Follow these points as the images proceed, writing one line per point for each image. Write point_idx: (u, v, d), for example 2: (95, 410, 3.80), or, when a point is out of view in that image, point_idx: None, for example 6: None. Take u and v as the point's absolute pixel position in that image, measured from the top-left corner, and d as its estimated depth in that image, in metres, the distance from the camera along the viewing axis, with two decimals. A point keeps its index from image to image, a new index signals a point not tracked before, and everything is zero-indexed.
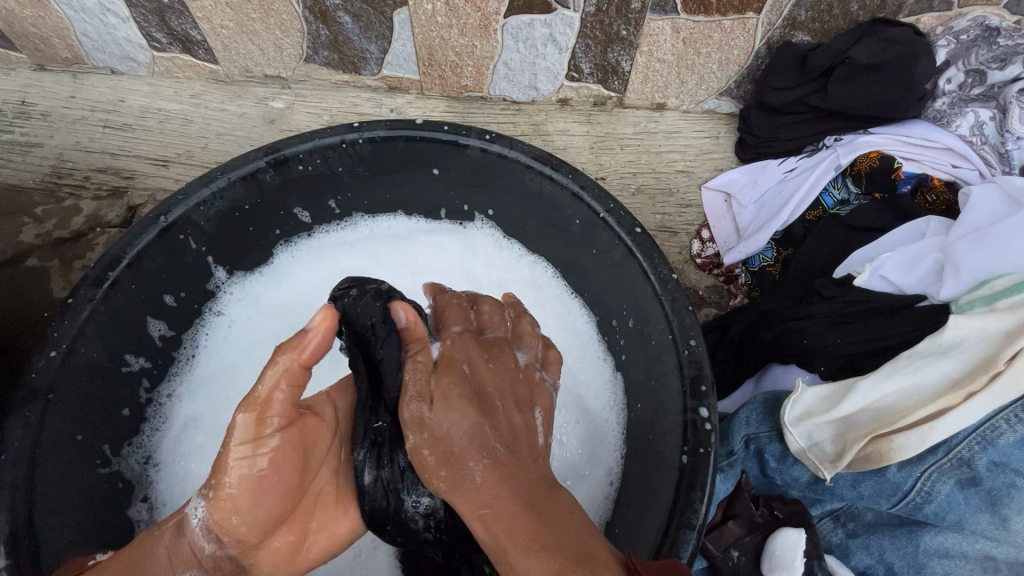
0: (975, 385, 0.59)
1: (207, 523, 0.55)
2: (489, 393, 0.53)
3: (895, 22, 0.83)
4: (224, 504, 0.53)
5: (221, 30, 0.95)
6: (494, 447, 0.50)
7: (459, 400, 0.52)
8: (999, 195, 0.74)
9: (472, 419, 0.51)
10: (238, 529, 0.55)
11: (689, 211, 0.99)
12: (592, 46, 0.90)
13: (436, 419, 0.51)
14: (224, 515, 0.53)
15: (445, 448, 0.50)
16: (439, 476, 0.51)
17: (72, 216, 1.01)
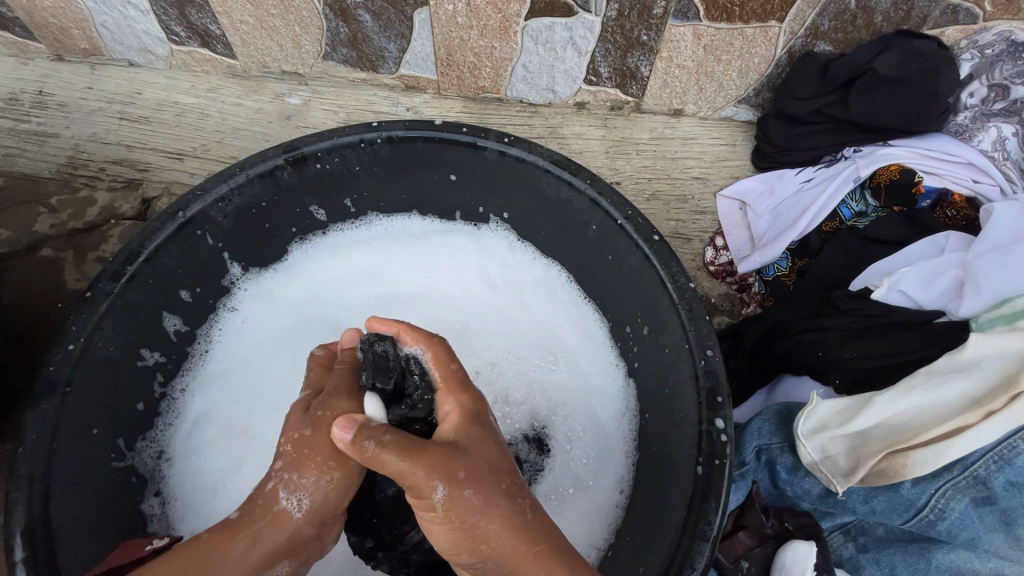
0: (995, 404, 0.59)
1: (312, 505, 0.56)
2: (505, 490, 0.51)
3: (920, 34, 0.81)
4: (335, 483, 0.57)
5: (240, 25, 0.95)
6: (528, 549, 0.48)
7: (460, 517, 0.49)
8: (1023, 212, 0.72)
9: (506, 527, 0.49)
10: (342, 502, 0.59)
11: (704, 219, 0.98)
12: (612, 51, 0.89)
13: (469, 472, 0.50)
14: (337, 494, 0.58)
15: (484, 489, 0.50)
16: (484, 525, 0.49)
17: (88, 207, 1.02)
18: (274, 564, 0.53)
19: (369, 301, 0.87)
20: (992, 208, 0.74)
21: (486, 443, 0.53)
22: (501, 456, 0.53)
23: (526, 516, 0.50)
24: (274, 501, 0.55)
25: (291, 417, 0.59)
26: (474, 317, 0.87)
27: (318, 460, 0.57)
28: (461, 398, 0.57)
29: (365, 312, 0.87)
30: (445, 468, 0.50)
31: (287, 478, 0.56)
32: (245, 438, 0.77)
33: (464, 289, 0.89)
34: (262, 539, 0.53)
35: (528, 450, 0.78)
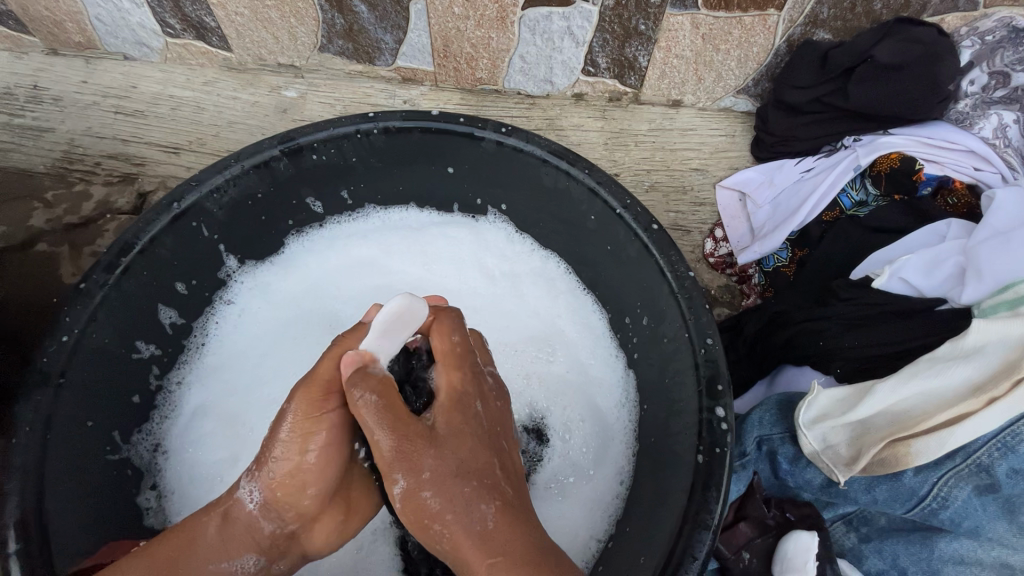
0: (999, 390, 0.58)
1: (263, 504, 0.56)
2: (467, 495, 0.50)
3: (920, 21, 0.81)
4: (281, 481, 0.55)
5: (235, 17, 0.95)
6: (481, 560, 0.48)
7: (420, 510, 0.51)
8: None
9: (462, 529, 0.50)
10: (301, 504, 0.56)
11: (704, 210, 0.98)
12: (610, 41, 0.89)
13: (434, 474, 0.50)
14: (288, 493, 0.55)
15: (447, 492, 0.50)
16: (440, 523, 0.50)
17: (83, 202, 1.01)
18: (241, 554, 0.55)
19: (366, 293, 0.87)
20: (994, 195, 0.74)
21: (459, 442, 0.52)
22: (473, 453, 0.52)
23: (484, 522, 0.50)
24: (235, 490, 0.57)
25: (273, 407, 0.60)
26: (472, 309, 0.87)
27: (270, 458, 0.55)
28: (453, 377, 0.55)
29: (362, 305, 0.86)
30: (409, 467, 0.50)
31: (248, 470, 0.57)
32: (242, 431, 0.76)
33: (462, 281, 0.88)
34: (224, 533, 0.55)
35: (528, 440, 0.77)
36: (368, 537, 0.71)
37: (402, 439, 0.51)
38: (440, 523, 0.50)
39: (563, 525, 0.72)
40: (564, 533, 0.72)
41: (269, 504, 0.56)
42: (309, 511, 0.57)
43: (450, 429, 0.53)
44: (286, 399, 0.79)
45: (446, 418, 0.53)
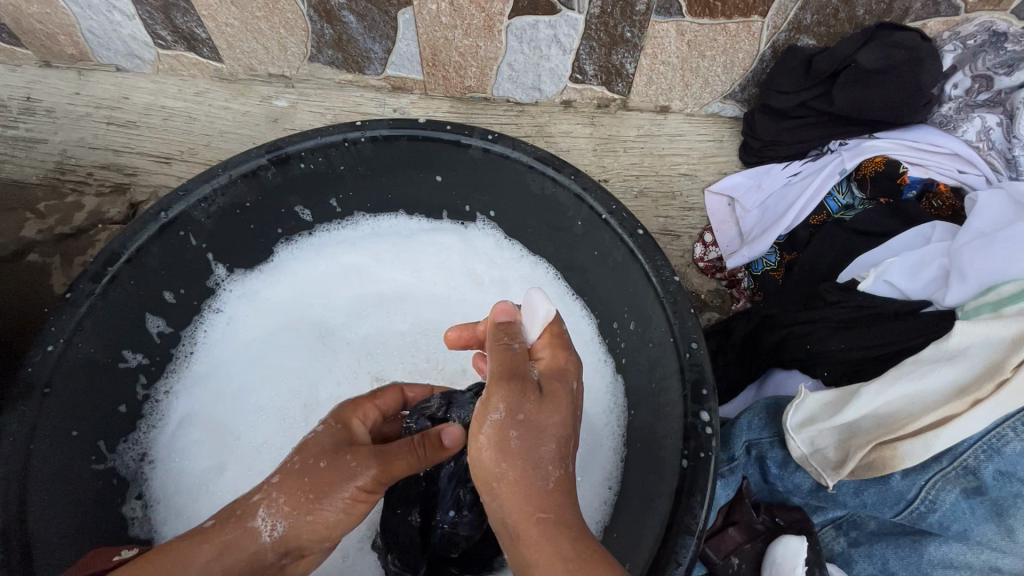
0: (983, 391, 0.58)
1: (280, 540, 0.51)
2: (542, 455, 0.50)
3: (902, 26, 0.81)
4: (313, 523, 0.51)
5: (225, 29, 0.96)
6: (535, 515, 0.48)
7: (498, 446, 0.50)
8: (1007, 201, 0.72)
9: (518, 485, 0.49)
10: (312, 547, 0.53)
11: (693, 215, 0.98)
12: (596, 48, 0.90)
13: (527, 418, 0.50)
14: (309, 537, 0.52)
15: (526, 444, 0.49)
16: (508, 465, 0.49)
17: (75, 212, 1.02)
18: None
19: (355, 300, 0.87)
20: (976, 198, 0.74)
21: (555, 409, 0.51)
22: (564, 423, 0.51)
23: (547, 484, 0.49)
24: (251, 516, 0.51)
25: (325, 442, 0.55)
26: (461, 315, 0.87)
27: (309, 494, 0.51)
28: (559, 355, 0.55)
29: (351, 313, 0.86)
30: (509, 402, 0.50)
31: (274, 498, 0.52)
32: (228, 440, 0.76)
33: (451, 287, 0.88)
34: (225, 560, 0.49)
35: None
36: (355, 545, 0.70)
37: (514, 378, 0.51)
38: (504, 472, 0.49)
39: None
40: None
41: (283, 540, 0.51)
42: (316, 553, 0.53)
43: (551, 387, 0.52)
44: (275, 406, 0.79)
45: (552, 380, 0.53)
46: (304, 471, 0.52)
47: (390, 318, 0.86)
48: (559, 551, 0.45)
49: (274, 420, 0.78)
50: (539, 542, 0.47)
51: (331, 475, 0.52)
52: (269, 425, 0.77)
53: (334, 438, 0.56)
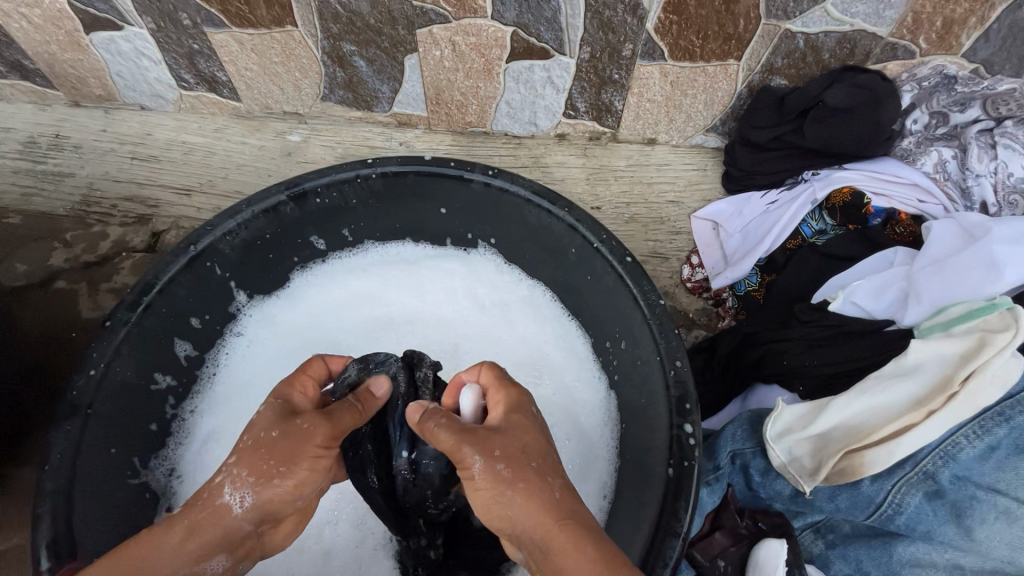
0: (936, 403, 0.63)
1: (253, 509, 0.54)
2: (536, 470, 0.52)
3: (864, 69, 0.89)
4: (278, 490, 0.55)
5: (245, 72, 1.04)
6: (553, 521, 0.49)
7: (496, 486, 0.51)
8: (957, 229, 0.78)
9: (528, 501, 0.50)
10: (286, 506, 0.57)
11: (680, 239, 1.05)
12: (587, 88, 0.98)
13: (505, 450, 0.52)
14: (281, 500, 0.56)
15: (517, 466, 0.52)
16: (513, 492, 0.51)
17: (100, 241, 1.09)
18: (212, 557, 0.53)
19: (366, 323, 0.93)
20: (929, 226, 0.80)
21: (525, 430, 0.56)
22: (536, 441, 0.55)
23: (551, 488, 0.52)
24: (218, 495, 0.54)
25: (265, 418, 0.58)
26: (463, 335, 0.93)
27: (273, 466, 0.55)
28: (506, 396, 0.59)
29: (362, 335, 0.92)
30: (479, 445, 0.52)
31: (237, 474, 0.55)
32: None
33: (455, 310, 0.95)
34: (199, 537, 0.53)
35: None
36: (369, 551, 0.75)
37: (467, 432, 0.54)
38: (505, 492, 0.51)
39: None
40: None
41: (256, 508, 0.54)
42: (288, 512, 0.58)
43: (511, 425, 0.55)
44: None
45: (511, 417, 0.56)
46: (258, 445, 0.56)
47: (399, 340, 0.92)
48: (586, 553, 0.47)
49: None
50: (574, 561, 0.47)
51: (289, 441, 0.56)
52: None
53: (276, 411, 0.59)
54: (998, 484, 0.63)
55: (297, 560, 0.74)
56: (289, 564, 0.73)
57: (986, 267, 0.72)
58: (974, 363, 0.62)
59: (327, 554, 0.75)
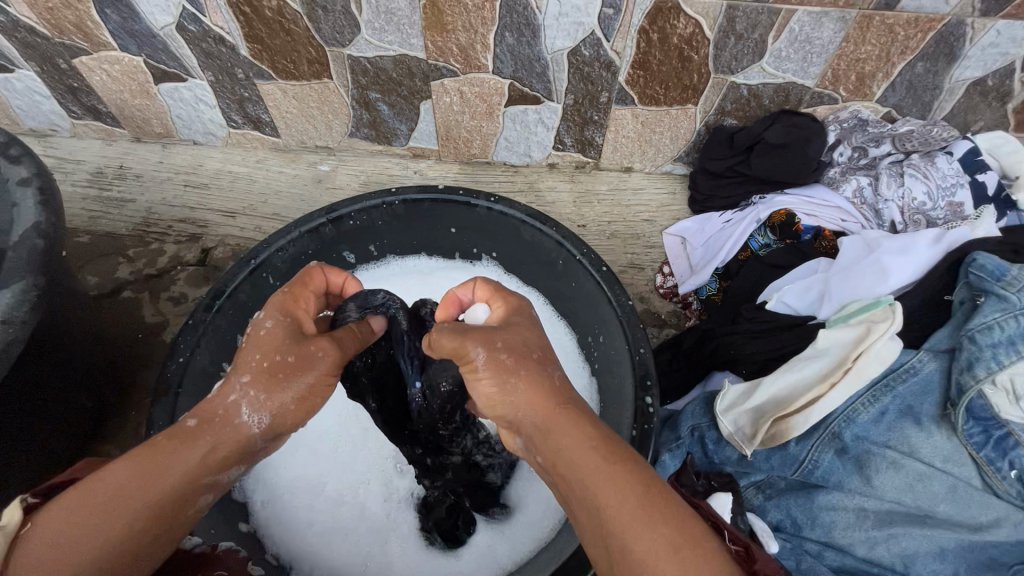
0: (836, 376, 0.81)
1: (268, 427, 0.60)
2: (534, 362, 0.59)
3: (797, 112, 1.10)
4: (293, 407, 0.61)
5: (285, 114, 1.24)
6: (555, 405, 0.55)
7: (502, 373, 0.57)
8: (859, 242, 0.97)
9: (530, 388, 0.56)
10: (294, 423, 0.63)
11: (654, 251, 1.24)
12: (572, 126, 1.18)
13: (509, 342, 0.59)
14: (294, 414, 0.62)
15: (520, 358, 0.58)
16: (516, 379, 0.57)
17: (158, 257, 1.28)
18: (231, 468, 0.58)
19: None
20: (842, 243, 0.99)
21: (523, 328, 0.63)
22: (538, 337, 0.62)
23: (552, 381, 0.58)
24: (236, 415, 0.59)
25: (275, 342, 0.62)
26: None
27: (288, 389, 0.61)
28: (505, 304, 0.67)
29: None
30: (485, 340, 0.58)
31: (252, 396, 0.59)
32: None
33: None
34: (221, 450, 0.57)
35: None
36: (394, 506, 0.90)
37: (476, 330, 0.60)
38: (511, 385, 0.56)
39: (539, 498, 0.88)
40: (535, 502, 0.88)
41: (268, 428, 0.60)
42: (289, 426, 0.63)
43: (515, 326, 0.62)
44: None
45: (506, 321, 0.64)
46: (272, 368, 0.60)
47: None
48: (588, 431, 0.53)
49: None
50: (578, 443, 0.52)
51: (303, 365, 0.62)
52: None
53: (288, 331, 0.63)
54: (889, 441, 0.79)
55: (336, 512, 0.89)
56: (329, 516, 0.88)
57: (879, 272, 0.91)
58: (864, 345, 0.80)
59: (359, 507, 0.90)
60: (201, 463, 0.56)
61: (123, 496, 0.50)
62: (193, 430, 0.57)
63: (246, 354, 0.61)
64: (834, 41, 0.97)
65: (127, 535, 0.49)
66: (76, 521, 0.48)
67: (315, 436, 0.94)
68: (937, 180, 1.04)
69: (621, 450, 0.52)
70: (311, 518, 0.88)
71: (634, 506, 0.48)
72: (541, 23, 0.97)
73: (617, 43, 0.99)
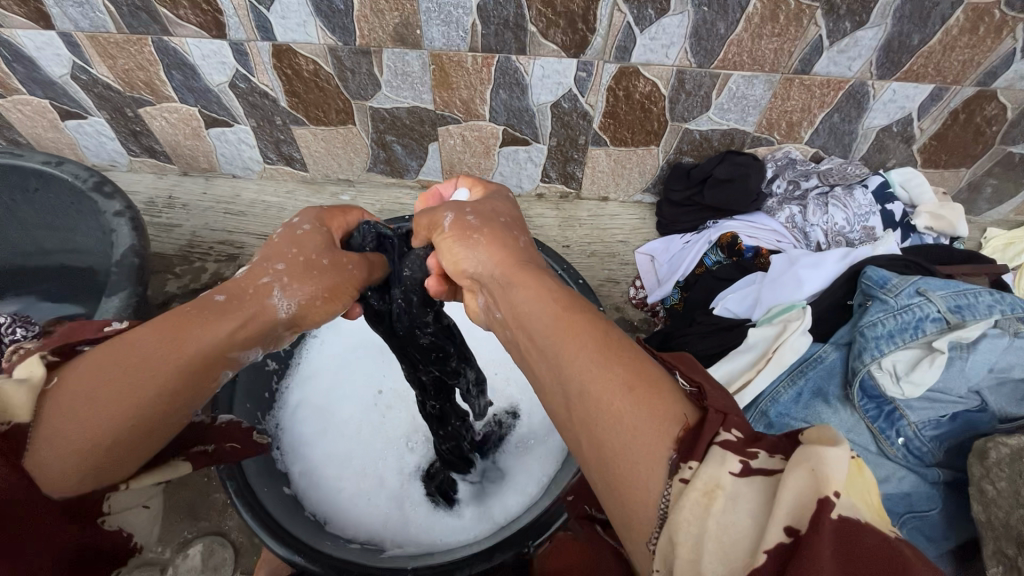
0: (760, 366, 1.02)
1: (291, 311, 0.74)
2: (502, 228, 0.71)
3: (741, 153, 1.33)
4: (320, 297, 0.76)
5: (314, 153, 1.47)
6: (513, 258, 0.66)
7: (466, 229, 0.69)
8: (784, 259, 1.21)
9: (490, 244, 0.68)
10: (314, 312, 0.77)
11: (627, 268, 1.46)
12: (556, 163, 1.41)
13: (478, 210, 0.72)
14: (315, 304, 0.76)
15: (488, 220, 0.71)
16: (479, 232, 0.69)
17: (201, 274, 1.49)
18: (251, 347, 0.71)
19: None
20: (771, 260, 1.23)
21: (498, 207, 0.75)
22: (512, 216, 0.75)
23: (512, 242, 0.69)
24: (267, 294, 0.73)
25: (314, 241, 0.78)
26: None
27: (316, 284, 0.75)
28: (485, 190, 0.80)
29: None
30: (453, 208, 0.72)
31: (285, 282, 0.74)
32: (327, 416, 1.15)
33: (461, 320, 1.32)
34: (252, 322, 0.70)
35: (505, 416, 1.16)
36: (407, 477, 1.10)
37: (450, 205, 0.74)
38: (472, 237, 0.68)
39: (527, 471, 1.07)
40: (524, 474, 1.07)
41: (293, 313, 0.75)
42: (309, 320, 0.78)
43: (487, 203, 0.75)
44: (354, 394, 1.18)
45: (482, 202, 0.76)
46: (305, 261, 0.76)
47: None
48: (542, 276, 0.63)
49: (353, 403, 1.17)
50: (529, 287, 0.61)
51: (332, 268, 0.77)
52: (352, 406, 1.17)
53: (324, 238, 0.80)
54: (806, 416, 0.98)
55: (359, 481, 1.08)
56: (351, 484, 1.07)
57: (797, 284, 1.15)
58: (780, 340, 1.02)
59: (378, 478, 1.09)
60: (219, 338, 0.67)
61: (145, 361, 0.61)
62: (212, 308, 0.69)
63: (283, 247, 0.77)
64: (764, 97, 1.20)
65: (158, 386, 0.61)
66: (98, 377, 0.59)
67: (342, 422, 1.15)
68: (853, 208, 1.31)
69: (578, 299, 0.60)
70: (338, 487, 1.06)
71: (590, 348, 0.53)
72: (528, 83, 1.20)
73: (590, 98, 1.22)
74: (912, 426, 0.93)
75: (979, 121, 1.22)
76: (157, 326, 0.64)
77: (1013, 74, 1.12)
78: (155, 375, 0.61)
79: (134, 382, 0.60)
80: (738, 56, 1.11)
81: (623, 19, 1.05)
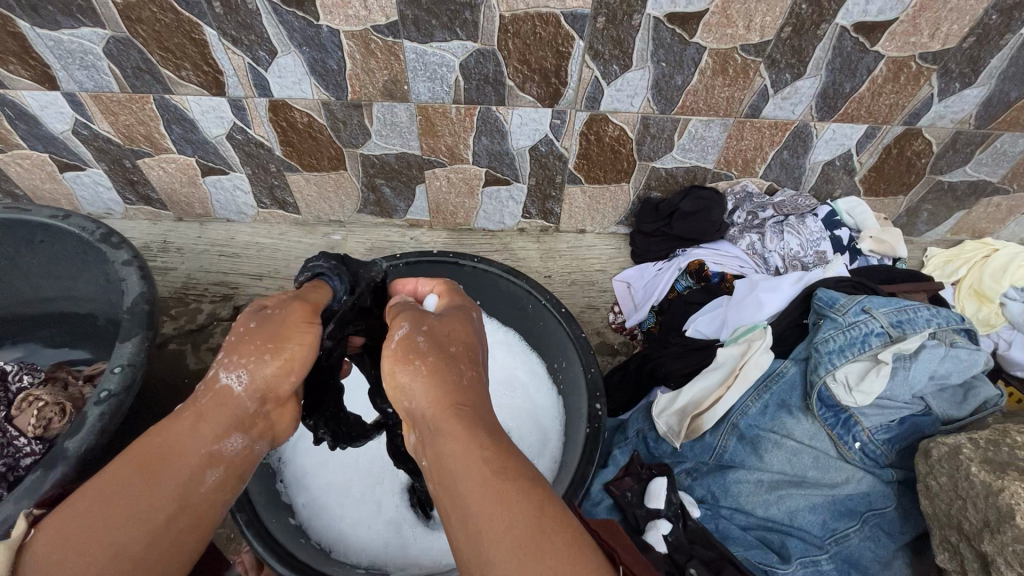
0: (730, 382, 1.12)
1: (251, 385, 0.67)
2: (452, 356, 0.68)
3: (703, 188, 1.45)
4: (267, 373, 0.68)
5: (307, 197, 1.55)
6: (450, 402, 0.64)
7: (406, 355, 0.67)
8: (746, 283, 1.34)
9: (430, 378, 0.65)
10: (281, 386, 0.69)
11: (606, 294, 1.56)
12: (535, 200, 1.51)
13: (430, 327, 0.71)
14: (270, 382, 0.68)
15: (439, 352, 0.68)
16: (423, 361, 0.66)
17: (197, 315, 1.53)
18: (229, 435, 0.66)
19: None
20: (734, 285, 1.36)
21: (457, 323, 0.74)
22: (467, 334, 0.73)
23: (454, 382, 0.66)
24: (217, 382, 0.67)
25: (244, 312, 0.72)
26: None
27: (264, 345, 0.68)
28: (452, 300, 0.80)
29: None
30: (408, 323, 0.71)
31: (228, 362, 0.68)
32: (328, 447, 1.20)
33: None
34: (207, 424, 0.65)
35: None
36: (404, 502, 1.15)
37: (411, 316, 0.73)
38: (409, 368, 0.66)
39: None
40: None
41: (252, 386, 0.68)
42: (286, 393, 0.71)
43: (449, 322, 0.73)
44: None
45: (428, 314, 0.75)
46: (247, 338, 0.69)
47: None
48: (478, 433, 0.61)
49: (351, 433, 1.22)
50: (456, 450, 0.59)
51: (266, 327, 0.70)
52: None
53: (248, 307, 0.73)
54: (772, 426, 1.08)
55: (360, 509, 1.13)
56: (353, 512, 1.12)
57: (758, 305, 1.28)
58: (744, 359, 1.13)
59: (378, 503, 1.14)
60: (200, 441, 0.64)
61: (121, 518, 0.58)
62: (186, 411, 0.66)
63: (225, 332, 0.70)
64: (720, 138, 1.33)
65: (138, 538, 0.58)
66: (64, 539, 0.56)
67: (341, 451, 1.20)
68: (806, 235, 1.45)
69: (515, 459, 0.59)
70: (341, 514, 1.11)
71: (517, 542, 0.53)
72: (508, 130, 1.31)
73: (564, 142, 1.33)
74: (866, 431, 1.04)
75: (909, 154, 1.37)
76: (126, 463, 0.61)
77: (933, 115, 1.27)
78: (126, 515, 0.58)
79: (108, 531, 0.57)
80: (695, 104, 1.24)
81: (591, 74, 1.18)
